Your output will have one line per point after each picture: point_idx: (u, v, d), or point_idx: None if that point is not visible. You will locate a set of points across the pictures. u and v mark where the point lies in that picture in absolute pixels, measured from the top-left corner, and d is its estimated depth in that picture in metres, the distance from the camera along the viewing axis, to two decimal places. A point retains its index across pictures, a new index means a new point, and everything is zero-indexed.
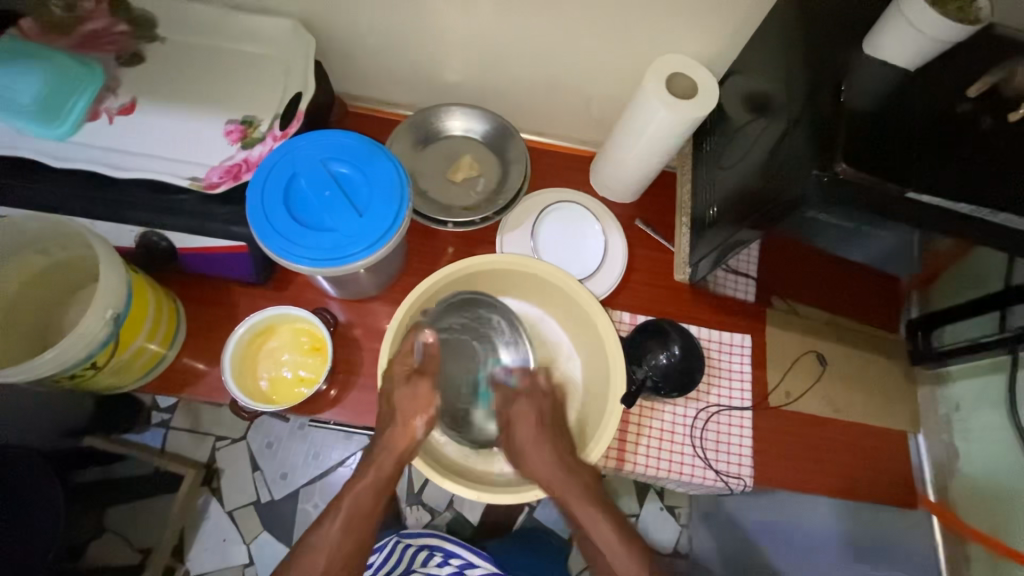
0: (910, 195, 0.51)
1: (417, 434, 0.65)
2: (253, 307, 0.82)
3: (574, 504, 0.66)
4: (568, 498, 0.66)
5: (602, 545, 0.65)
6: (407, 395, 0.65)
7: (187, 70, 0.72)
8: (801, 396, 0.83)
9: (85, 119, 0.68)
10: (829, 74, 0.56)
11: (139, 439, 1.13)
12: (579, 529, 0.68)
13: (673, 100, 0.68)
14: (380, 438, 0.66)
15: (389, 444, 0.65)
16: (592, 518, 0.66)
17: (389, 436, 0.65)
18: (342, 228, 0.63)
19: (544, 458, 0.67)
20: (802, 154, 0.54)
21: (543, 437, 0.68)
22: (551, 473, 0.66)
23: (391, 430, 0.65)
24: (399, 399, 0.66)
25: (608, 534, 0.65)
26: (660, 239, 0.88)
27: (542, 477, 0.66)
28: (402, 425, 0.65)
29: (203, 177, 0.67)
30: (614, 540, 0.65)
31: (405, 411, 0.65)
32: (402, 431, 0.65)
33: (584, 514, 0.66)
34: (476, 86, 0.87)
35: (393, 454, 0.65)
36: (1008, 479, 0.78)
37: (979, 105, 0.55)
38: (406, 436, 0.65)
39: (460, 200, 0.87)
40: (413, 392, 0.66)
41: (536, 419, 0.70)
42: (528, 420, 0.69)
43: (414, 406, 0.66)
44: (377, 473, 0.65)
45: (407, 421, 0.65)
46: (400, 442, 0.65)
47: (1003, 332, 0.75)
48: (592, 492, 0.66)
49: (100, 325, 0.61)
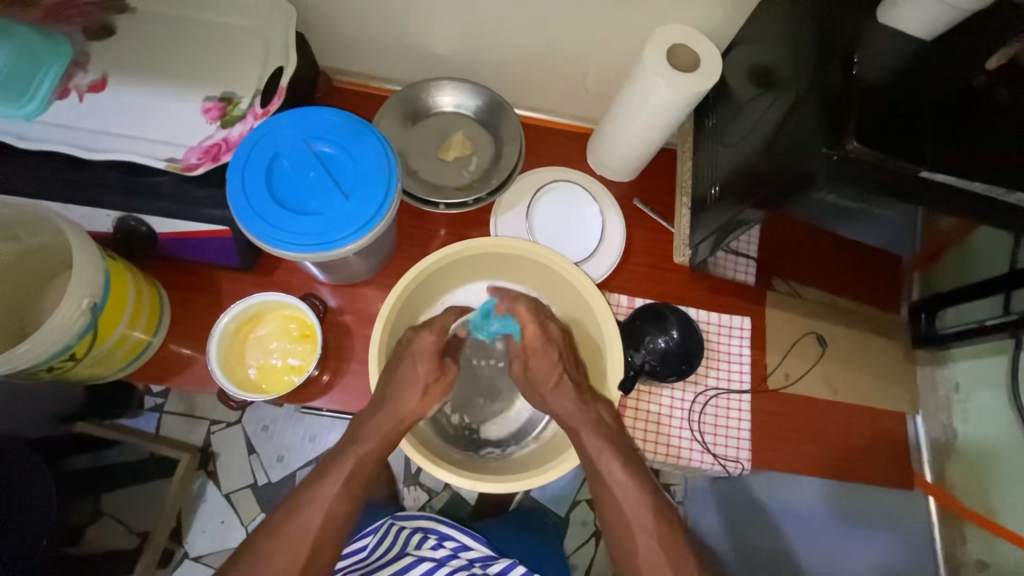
0: (923, 173, 0.49)
1: (424, 409, 0.67)
2: (240, 292, 0.79)
3: (589, 445, 0.65)
4: (591, 444, 0.65)
5: (616, 492, 0.65)
6: (430, 367, 0.67)
7: (162, 42, 0.68)
8: (800, 377, 0.81)
9: (54, 97, 0.64)
10: (841, 44, 0.53)
11: (134, 424, 1.11)
12: (598, 484, 0.66)
13: (675, 74, 0.65)
14: (380, 410, 0.65)
15: (386, 408, 0.65)
16: (609, 464, 0.65)
17: (397, 403, 0.65)
18: (328, 211, 0.61)
19: (560, 394, 0.68)
20: (810, 131, 0.51)
21: (563, 374, 0.69)
22: (573, 414, 0.67)
23: (394, 402, 0.65)
24: (406, 372, 0.66)
25: (621, 477, 0.65)
26: (659, 219, 0.86)
27: (564, 417, 0.68)
28: (410, 397, 0.66)
29: (180, 158, 0.64)
30: (634, 496, 0.64)
31: (405, 384, 0.65)
32: (406, 404, 0.66)
33: (599, 458, 0.65)
34: (468, 58, 0.83)
35: (393, 423, 0.66)
36: (1009, 456, 0.78)
37: (996, 78, 0.52)
38: (409, 410, 0.66)
39: (452, 180, 0.84)
40: (425, 361, 0.67)
41: (553, 363, 0.69)
42: (540, 360, 0.69)
43: (422, 381, 0.66)
44: (378, 441, 0.65)
45: (425, 388, 0.67)
46: (404, 412, 0.66)
47: (1006, 315, 0.74)
48: (610, 436, 0.66)
49: (76, 315, 0.59)
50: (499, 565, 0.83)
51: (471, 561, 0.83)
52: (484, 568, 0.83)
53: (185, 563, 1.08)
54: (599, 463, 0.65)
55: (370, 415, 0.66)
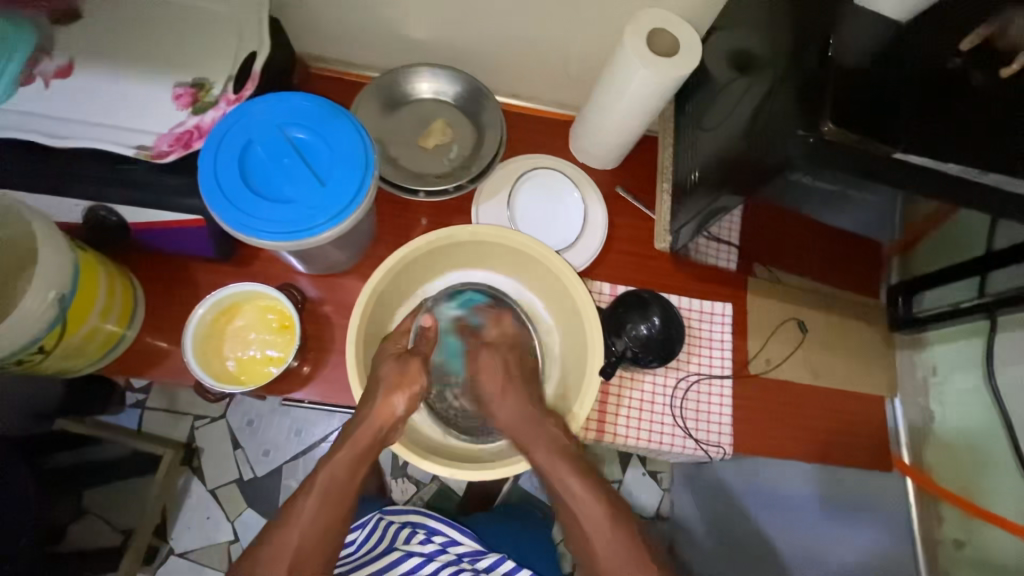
0: (897, 155, 0.49)
1: (399, 410, 0.64)
2: (216, 285, 0.78)
3: (542, 461, 0.64)
4: (536, 456, 0.64)
5: (591, 536, 0.63)
6: (393, 367, 0.65)
7: (128, 24, 0.66)
8: (781, 363, 0.82)
9: (19, 84, 0.62)
10: (816, 29, 0.53)
11: (115, 420, 1.10)
12: (554, 494, 0.65)
13: (654, 59, 0.64)
14: (360, 415, 0.63)
15: (369, 420, 0.63)
16: (564, 477, 0.64)
17: (373, 414, 0.63)
18: (303, 199, 0.59)
19: (510, 405, 0.68)
20: (784, 114, 0.51)
21: (513, 385, 0.69)
22: (520, 426, 0.67)
23: (371, 407, 0.63)
24: (385, 373, 0.65)
25: (578, 489, 0.64)
26: (641, 207, 0.86)
27: (511, 424, 0.67)
28: (382, 399, 0.63)
29: (150, 145, 0.62)
30: (598, 514, 0.63)
31: (387, 385, 0.64)
32: (382, 408, 0.63)
33: (558, 476, 0.64)
34: (446, 43, 0.82)
35: (373, 425, 0.63)
36: (986, 438, 0.80)
37: (970, 60, 0.52)
38: (385, 415, 0.63)
39: (432, 167, 0.83)
40: (389, 360, 0.66)
41: (502, 369, 0.70)
42: (494, 376, 0.70)
43: (402, 383, 0.65)
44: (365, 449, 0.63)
45: (390, 392, 0.63)
46: (380, 420, 0.63)
47: (982, 297, 0.74)
48: (561, 449, 0.64)
49: (44, 307, 0.58)
50: (488, 561, 0.83)
51: (461, 556, 0.83)
52: (473, 563, 0.83)
53: (171, 558, 1.07)
54: (561, 489, 0.64)
55: (352, 420, 0.64)
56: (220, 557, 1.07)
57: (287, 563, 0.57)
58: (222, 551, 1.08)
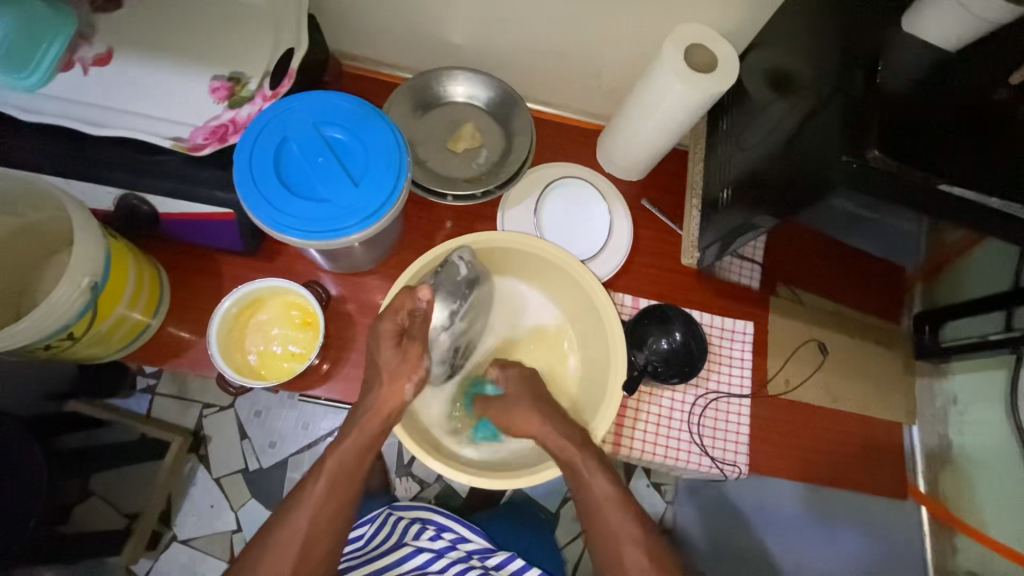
0: (943, 186, 0.48)
1: (406, 396, 0.63)
2: (239, 277, 0.78)
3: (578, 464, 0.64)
4: (565, 452, 0.64)
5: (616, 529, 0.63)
6: (392, 353, 0.63)
7: (169, 15, 0.66)
8: (800, 384, 0.81)
9: (57, 69, 0.63)
10: (864, 53, 0.53)
11: (123, 404, 1.10)
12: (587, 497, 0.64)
13: (692, 77, 0.64)
14: (363, 403, 0.64)
15: (374, 409, 0.63)
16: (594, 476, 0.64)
17: (379, 397, 0.63)
18: (337, 198, 0.59)
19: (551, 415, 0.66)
20: (828, 137, 0.51)
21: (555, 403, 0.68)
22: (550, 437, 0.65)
23: (377, 393, 0.63)
24: (386, 361, 0.63)
25: (607, 488, 0.63)
26: (666, 219, 0.86)
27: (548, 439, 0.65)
28: (388, 386, 0.63)
29: (186, 137, 0.62)
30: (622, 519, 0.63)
31: (393, 372, 0.63)
32: (389, 394, 0.63)
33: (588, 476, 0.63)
34: (481, 48, 0.82)
35: (379, 415, 0.63)
36: (1005, 470, 0.79)
37: (1018, 92, 0.52)
38: (393, 398, 0.63)
39: (460, 171, 0.83)
40: (389, 342, 0.63)
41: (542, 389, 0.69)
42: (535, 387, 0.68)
43: (409, 363, 0.63)
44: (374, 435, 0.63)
45: (394, 377, 0.63)
46: (387, 404, 0.63)
47: (1009, 331, 0.74)
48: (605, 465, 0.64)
49: (76, 294, 0.58)
50: (497, 558, 0.82)
51: (471, 553, 0.83)
52: (483, 560, 0.82)
53: (173, 545, 1.07)
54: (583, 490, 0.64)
55: (359, 405, 0.64)
56: (223, 546, 1.08)
57: (287, 560, 0.58)
58: (225, 540, 1.08)
